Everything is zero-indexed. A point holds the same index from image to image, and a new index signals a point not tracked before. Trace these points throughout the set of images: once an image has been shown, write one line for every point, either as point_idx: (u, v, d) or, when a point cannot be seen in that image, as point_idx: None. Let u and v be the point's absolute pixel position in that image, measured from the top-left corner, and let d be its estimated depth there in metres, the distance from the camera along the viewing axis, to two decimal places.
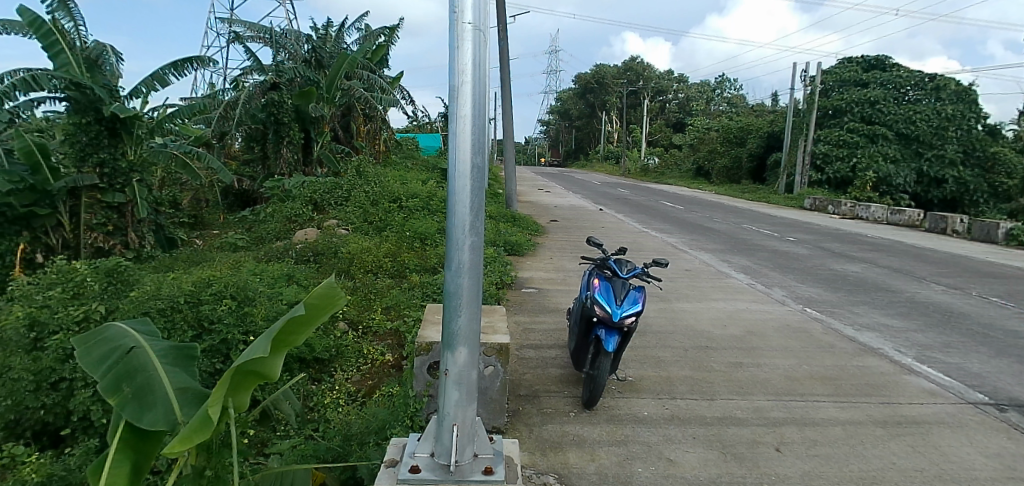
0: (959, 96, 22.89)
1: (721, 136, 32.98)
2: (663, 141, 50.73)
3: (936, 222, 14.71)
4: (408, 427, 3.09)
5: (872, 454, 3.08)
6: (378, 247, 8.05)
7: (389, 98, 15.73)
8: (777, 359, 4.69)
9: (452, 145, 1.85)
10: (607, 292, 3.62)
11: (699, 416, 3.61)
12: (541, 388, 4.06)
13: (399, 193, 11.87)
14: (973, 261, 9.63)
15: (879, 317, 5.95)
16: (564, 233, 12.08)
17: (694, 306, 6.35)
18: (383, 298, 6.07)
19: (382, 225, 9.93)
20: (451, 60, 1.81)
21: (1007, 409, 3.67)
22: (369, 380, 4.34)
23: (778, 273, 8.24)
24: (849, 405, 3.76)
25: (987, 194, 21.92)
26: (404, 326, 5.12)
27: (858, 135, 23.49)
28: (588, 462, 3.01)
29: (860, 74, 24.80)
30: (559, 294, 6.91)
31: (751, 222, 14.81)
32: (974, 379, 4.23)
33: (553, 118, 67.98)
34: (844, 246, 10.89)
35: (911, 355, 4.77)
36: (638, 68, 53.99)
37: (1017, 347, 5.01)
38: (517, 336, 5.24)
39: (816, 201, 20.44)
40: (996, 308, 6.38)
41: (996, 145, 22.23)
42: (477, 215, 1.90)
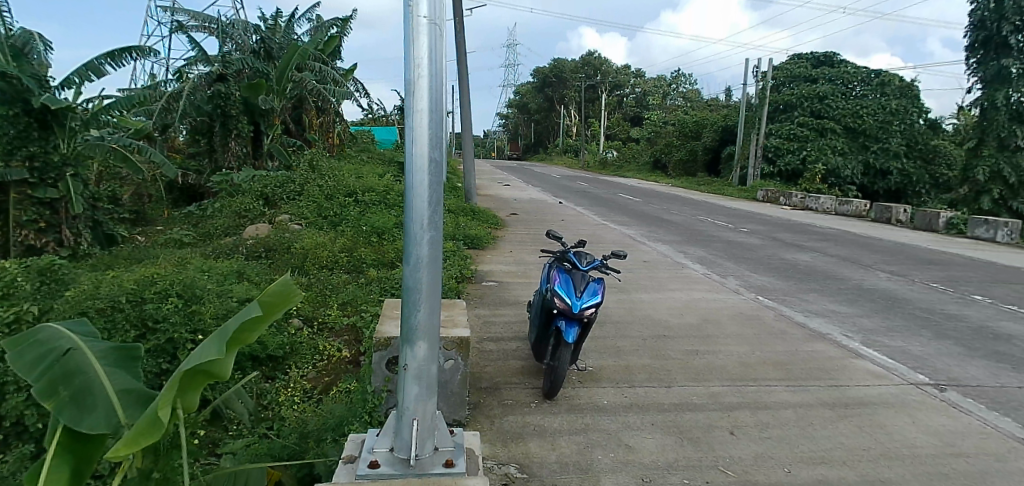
0: (902, 92, 24.16)
1: (677, 130, 33.64)
2: (621, 134, 51.29)
3: (881, 212, 15.46)
4: (367, 423, 3.05)
5: (822, 435, 3.23)
6: (334, 242, 7.85)
7: (343, 90, 15.36)
8: (731, 346, 4.84)
9: (409, 140, 1.82)
10: (567, 284, 3.64)
11: (657, 403, 3.69)
12: (502, 380, 4.07)
13: (354, 188, 11.64)
14: (915, 250, 10.15)
15: (827, 304, 6.22)
16: (524, 226, 12.10)
17: (652, 297, 6.48)
18: (339, 293, 5.94)
19: (337, 219, 9.70)
20: (407, 55, 1.77)
21: (946, 389, 3.90)
22: (325, 377, 4.23)
23: (732, 263, 8.49)
24: (799, 388, 3.93)
25: (928, 185, 23.19)
26: (362, 322, 5.01)
27: (807, 129, 24.48)
28: (550, 451, 3.04)
29: (810, 70, 25.89)
30: (519, 286, 6.93)
31: (706, 214, 15.20)
32: (916, 361, 4.47)
33: (512, 112, 67.97)
34: (795, 237, 11.30)
35: (858, 340, 5.01)
36: (595, 63, 54.62)
37: (956, 330, 5.31)
38: (477, 330, 5.22)
39: (768, 192, 21.15)
40: (938, 294, 6.75)
41: (936, 138, 23.56)
42: (435, 210, 1.88)
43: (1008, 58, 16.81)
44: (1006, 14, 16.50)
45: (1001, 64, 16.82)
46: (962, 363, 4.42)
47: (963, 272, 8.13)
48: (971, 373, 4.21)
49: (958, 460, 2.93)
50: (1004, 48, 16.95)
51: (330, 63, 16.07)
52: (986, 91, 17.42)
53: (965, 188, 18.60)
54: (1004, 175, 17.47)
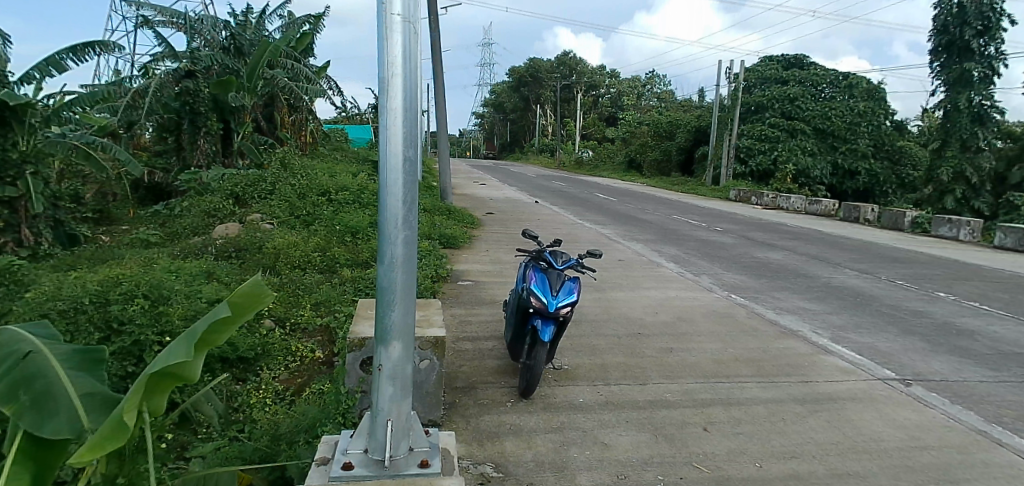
0: (869, 94, 25.03)
1: (651, 130, 34.05)
2: (596, 134, 51.69)
3: (850, 211, 15.90)
4: (341, 424, 3.01)
5: (793, 429, 3.30)
6: (306, 242, 7.72)
7: (316, 88, 15.13)
8: (704, 344, 4.91)
9: (382, 139, 1.79)
10: (542, 282, 3.65)
11: (632, 401, 3.72)
12: (478, 379, 4.05)
13: (327, 186, 11.47)
14: (881, 248, 10.46)
15: (798, 302, 6.36)
16: (499, 226, 12.09)
17: (627, 295, 6.53)
18: (312, 293, 5.85)
19: (310, 219, 9.55)
20: (381, 52, 1.75)
21: (911, 384, 4.03)
22: (297, 378, 4.16)
23: (705, 262, 8.62)
24: (770, 384, 4.01)
25: (896, 186, 24.19)
26: (335, 322, 4.95)
27: (778, 130, 25.03)
28: (525, 449, 3.03)
29: (780, 73, 26.51)
30: (495, 285, 6.91)
31: (680, 213, 15.41)
32: (883, 357, 4.61)
33: (488, 111, 67.92)
34: (766, 236, 11.53)
35: (827, 336, 5.13)
36: (571, 63, 54.92)
37: (920, 326, 5.49)
38: (453, 329, 5.20)
39: (740, 192, 21.53)
40: (904, 291, 6.97)
41: (902, 140, 24.56)
42: (410, 209, 1.86)
43: (970, 61, 17.58)
44: (968, 19, 17.30)
45: (964, 67, 17.55)
46: (927, 358, 4.57)
47: (927, 270, 8.41)
48: (935, 368, 4.36)
49: (924, 452, 3.02)
50: (966, 52, 17.69)
51: (303, 61, 15.81)
52: (949, 94, 18.19)
53: (929, 189, 19.23)
54: (966, 175, 18.12)
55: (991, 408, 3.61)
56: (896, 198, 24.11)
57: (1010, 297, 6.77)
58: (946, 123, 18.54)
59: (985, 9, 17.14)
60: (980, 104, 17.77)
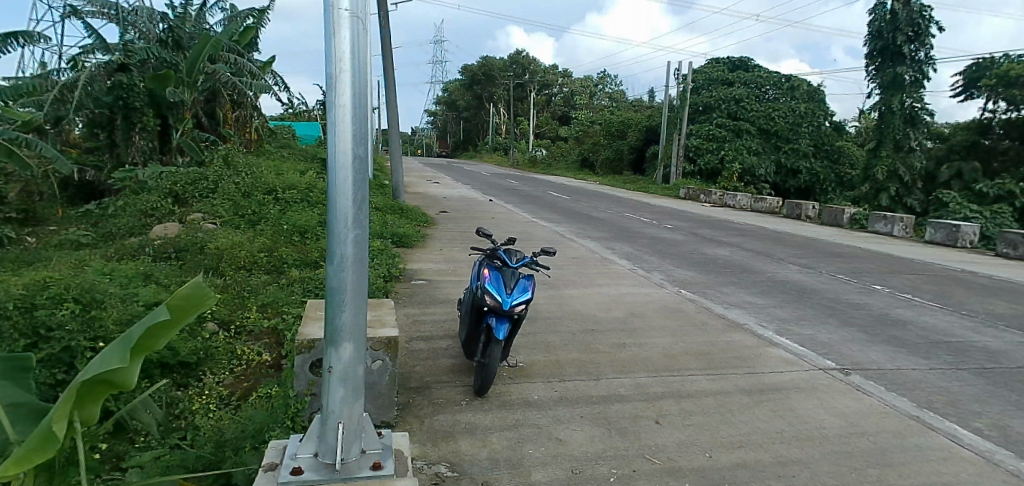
0: (810, 95, 26.28)
1: (603, 130, 34.59)
2: (549, 133, 52.09)
3: (792, 209, 16.64)
4: (289, 429, 2.92)
5: (740, 420, 3.42)
6: (252, 242, 7.44)
7: (260, 84, 14.69)
8: (657, 338, 5.03)
9: (331, 135, 1.73)
10: (497, 281, 3.64)
11: (586, 396, 3.77)
12: (433, 379, 4.00)
13: (274, 185, 11.10)
14: (821, 243, 11.02)
15: (745, 296, 6.61)
16: (454, 224, 12.00)
17: (581, 292, 6.62)
18: (259, 295, 5.62)
19: (256, 218, 9.18)
20: (327, 48, 1.69)
21: (849, 373, 4.25)
22: (244, 382, 3.99)
23: (656, 258, 8.84)
24: (719, 377, 4.14)
25: (835, 184, 25.26)
26: (283, 324, 4.78)
27: (725, 130, 25.95)
28: (480, 448, 3.02)
29: (726, 74, 27.51)
30: (449, 284, 6.85)
31: (632, 211, 15.74)
32: (824, 348, 4.85)
33: (441, 108, 67.32)
34: (714, 233, 11.93)
35: (772, 329, 5.35)
36: (523, 62, 55.06)
37: (858, 318, 5.81)
38: (407, 329, 5.11)
39: (689, 190, 22.19)
40: (842, 285, 7.36)
41: (842, 141, 25.74)
42: (361, 208, 1.81)
43: (901, 65, 18.92)
44: (900, 25, 18.56)
45: (896, 71, 18.89)
46: (863, 348, 4.84)
47: (863, 264, 8.91)
48: (871, 357, 4.62)
49: (862, 438, 3.19)
50: (898, 56, 19.00)
51: (246, 56, 15.23)
52: (883, 97, 19.50)
53: (865, 187, 20.35)
54: (899, 174, 19.27)
55: (923, 394, 3.85)
56: (836, 195, 25.38)
57: (938, 289, 7.26)
58: (881, 123, 19.71)
59: (915, 17, 18.48)
60: (911, 107, 19.22)
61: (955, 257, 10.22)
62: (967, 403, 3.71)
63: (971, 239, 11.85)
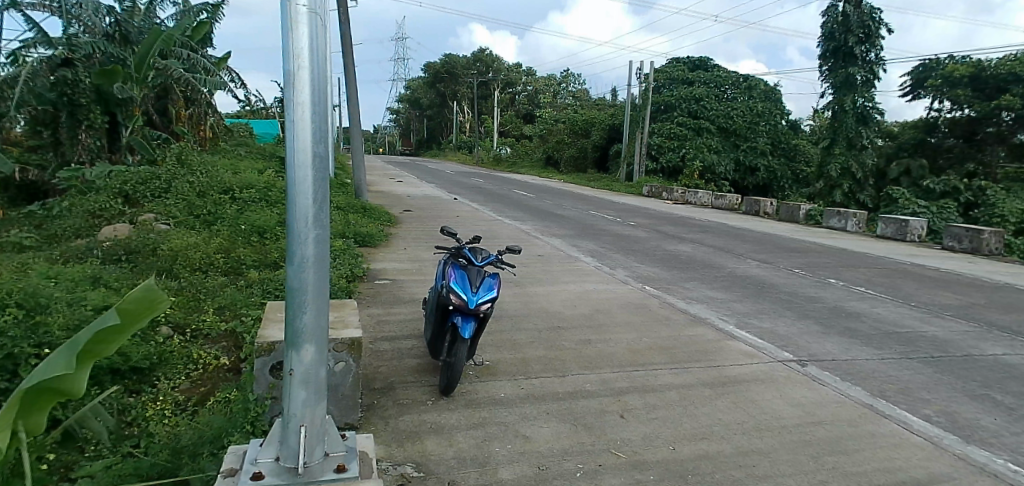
0: (766, 95, 27.21)
1: (567, 128, 34.85)
2: (513, 131, 52.16)
3: (751, 205, 17.14)
4: (249, 433, 2.84)
5: (703, 412, 3.50)
6: (208, 243, 7.18)
7: (215, 80, 14.29)
8: (622, 334, 5.10)
9: (289, 133, 1.68)
10: (462, 279, 3.62)
11: (552, 392, 3.79)
12: (397, 380, 3.95)
13: (231, 184, 10.75)
14: (778, 239, 11.37)
15: (706, 291, 6.77)
16: (418, 223, 11.88)
17: (546, 289, 6.65)
18: (215, 297, 5.43)
19: (212, 218, 8.87)
20: (284, 44, 1.64)
21: (806, 364, 4.40)
22: (200, 387, 3.84)
23: (621, 255, 8.96)
24: (682, 371, 4.23)
25: (791, 181, 26.26)
26: (242, 326, 4.63)
27: (686, 129, 26.54)
28: (447, 447, 2.99)
29: (687, 74, 28.14)
30: (414, 284, 6.78)
31: (596, 209, 15.90)
32: (781, 340, 5.01)
33: (404, 106, 66.54)
34: (676, 229, 12.18)
35: (732, 323, 5.50)
36: (487, 60, 54.91)
37: (814, 310, 6.03)
38: (370, 330, 5.03)
39: (652, 188, 22.59)
40: (799, 279, 7.62)
41: (797, 138, 26.84)
42: (322, 208, 1.76)
43: (854, 65, 19.88)
44: (851, 27, 19.55)
45: (849, 71, 19.81)
46: (818, 340, 5.02)
47: (819, 259, 9.26)
48: (826, 348, 4.80)
49: (818, 427, 3.31)
50: (851, 57, 19.89)
51: (201, 52, 14.73)
52: (838, 96, 20.38)
53: (819, 184, 21.13)
54: (852, 171, 20.14)
55: (876, 383, 4.03)
56: (792, 192, 26.28)
57: (888, 282, 7.60)
58: (834, 122, 20.53)
59: (866, 19, 19.48)
60: (864, 106, 19.98)
61: (904, 251, 10.71)
62: (916, 390, 3.90)
63: (919, 233, 12.44)
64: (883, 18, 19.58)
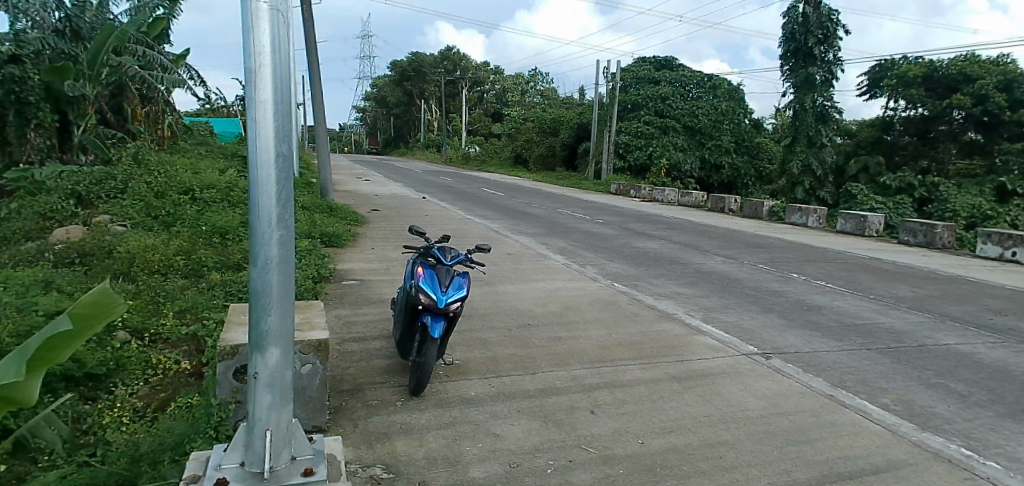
0: (730, 94, 27.92)
1: (536, 127, 34.95)
2: (482, 130, 52.07)
3: (716, 202, 17.54)
4: (213, 439, 2.75)
5: (670, 406, 3.56)
6: (167, 245, 6.94)
7: (172, 78, 13.99)
8: (591, 331, 5.15)
9: (250, 132, 1.63)
10: (431, 279, 3.59)
11: (523, 390, 3.80)
12: (366, 381, 3.89)
13: (190, 184, 10.42)
14: (743, 235, 11.66)
15: (674, 287, 6.89)
16: (386, 222, 11.73)
17: (516, 288, 6.66)
18: (175, 300, 5.25)
19: (171, 219, 8.57)
20: (244, 40, 1.59)
21: (770, 357, 4.52)
22: (160, 393, 3.70)
23: (590, 252, 9.04)
24: (651, 365, 4.29)
25: (754, 178, 26.99)
26: (204, 330, 4.49)
27: (652, 127, 26.97)
28: (417, 447, 2.97)
29: (652, 73, 28.59)
30: (383, 284, 6.70)
31: (565, 207, 16.01)
32: (746, 334, 5.14)
33: (370, 104, 65.63)
34: (644, 226, 12.37)
35: (699, 318, 5.62)
36: (455, 58, 54.66)
37: (777, 304, 6.20)
38: (338, 331, 4.94)
39: (620, 186, 22.87)
40: (763, 274, 7.83)
41: (760, 137, 27.62)
42: (285, 208, 1.71)
43: (813, 65, 20.51)
44: (811, 28, 20.15)
45: (809, 71, 20.46)
46: (781, 333, 5.17)
47: (781, 254, 9.54)
48: (789, 341, 4.95)
49: (781, 418, 3.41)
50: (811, 56, 20.49)
51: (157, 49, 14.33)
52: (798, 95, 21.06)
53: (781, 181, 21.75)
54: (812, 168, 20.80)
55: (836, 374, 4.17)
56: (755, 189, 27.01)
57: (848, 276, 7.88)
58: (795, 120, 21.26)
59: (825, 20, 20.08)
60: (822, 104, 20.78)
61: (862, 246, 11.13)
62: (875, 380, 4.06)
63: (877, 229, 12.93)
64: (840, 19, 20.19)
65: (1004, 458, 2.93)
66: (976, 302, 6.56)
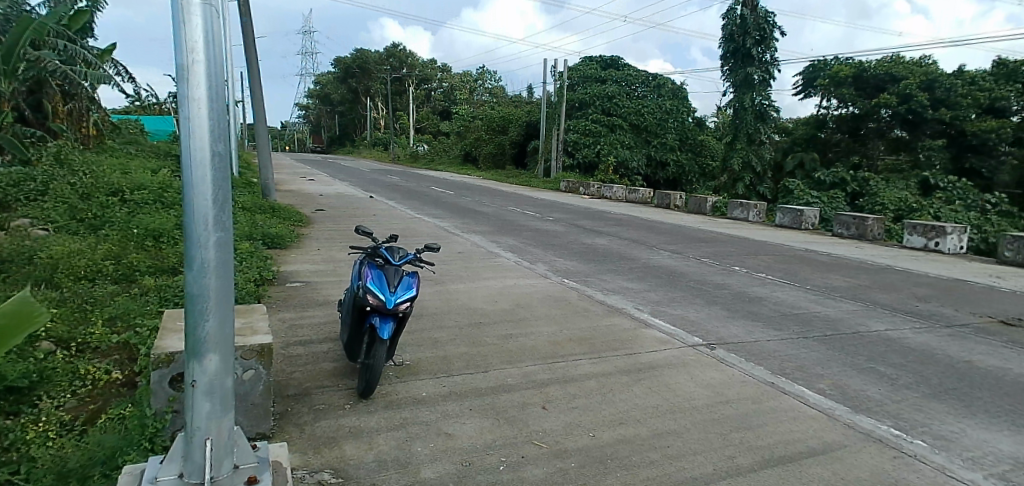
0: (673, 93, 28.89)
1: (485, 125, 34.93)
2: (430, 128, 51.57)
3: (662, 198, 18.07)
4: (148, 451, 2.60)
5: (620, 398, 3.64)
6: (93, 250, 6.49)
7: (98, 74, 13.13)
8: (543, 327, 5.20)
9: (182, 131, 1.54)
10: (379, 279, 3.52)
11: (475, 388, 3.78)
12: (313, 385, 3.77)
13: (119, 186, 9.81)
14: (688, 230, 12.07)
15: (622, 282, 7.04)
16: (332, 222, 11.42)
17: (467, 286, 6.62)
18: (104, 307, 4.91)
19: (98, 222, 8.02)
20: (174, 32, 1.50)
21: (715, 348, 4.69)
22: (91, 404, 3.45)
23: (540, 250, 9.11)
24: (601, 360, 4.37)
25: (698, 174, 28.04)
26: (137, 338, 4.23)
27: (600, 125, 27.47)
28: (366, 451, 2.90)
29: (599, 72, 29.11)
30: (329, 285, 6.51)
31: (515, 204, 16.09)
32: (692, 326, 5.32)
33: (314, 100, 63.68)
34: (593, 223, 12.59)
35: (647, 312, 5.77)
36: (401, 55, 53.75)
37: (720, 297, 6.45)
38: (282, 335, 4.76)
39: (569, 183, 23.16)
40: (707, 267, 8.13)
41: (702, 135, 28.77)
42: (223, 209, 1.63)
43: (751, 66, 21.39)
44: (749, 29, 21.03)
45: (747, 71, 21.32)
46: (724, 324, 5.38)
47: (724, 248, 9.93)
48: (732, 332, 5.15)
49: (726, 406, 3.55)
50: (749, 58, 21.44)
51: (79, 43, 13.47)
52: (737, 94, 21.91)
53: (723, 178, 22.66)
54: (752, 165, 21.79)
55: (776, 362, 4.37)
56: (699, 185, 28.07)
57: (785, 267, 8.29)
58: (736, 119, 22.18)
59: (761, 22, 20.97)
60: (760, 104, 21.72)
61: (798, 239, 11.75)
62: (811, 367, 4.29)
63: (812, 222, 13.67)
64: (775, 22, 21.17)
65: (928, 436, 3.16)
66: (902, 290, 7.05)
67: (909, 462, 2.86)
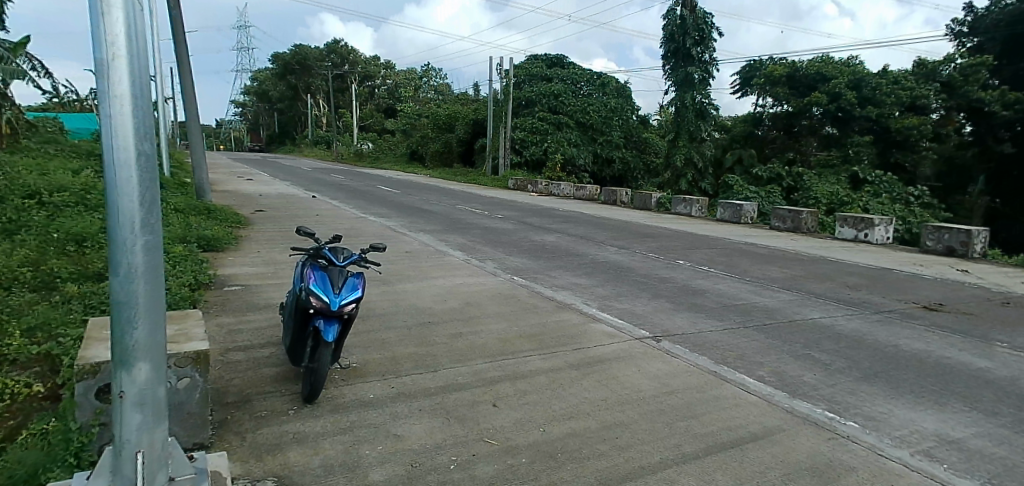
0: (617, 92, 29.51)
1: (432, 123, 34.52)
2: (375, 126, 50.41)
3: (609, 195, 18.46)
4: (73, 468, 2.41)
5: (570, 393, 3.69)
6: (7, 257, 5.97)
7: (12, 68, 12.09)
8: (493, 325, 5.19)
9: (102, 131, 1.44)
10: (323, 281, 3.41)
11: (424, 388, 3.73)
12: (254, 391, 3.61)
13: (36, 188, 9.07)
14: (634, 226, 12.36)
15: (571, 278, 7.14)
16: (272, 223, 10.98)
17: (416, 286, 6.52)
18: (21, 317, 4.53)
19: (11, 226, 7.38)
20: (92, 26, 1.39)
21: (660, 340, 4.83)
22: (7, 420, 3.17)
23: (489, 248, 9.09)
24: (550, 355, 4.41)
25: (643, 171, 28.80)
26: (59, 348, 3.92)
27: (547, 123, 27.73)
28: (312, 456, 2.81)
29: (545, 71, 29.36)
30: (270, 288, 6.25)
31: (464, 202, 15.98)
32: (639, 319, 5.46)
33: (251, 97, 60.98)
34: (541, 220, 12.69)
35: (596, 306, 5.87)
36: (342, 52, 52.16)
37: (665, 290, 6.65)
38: (220, 341, 4.52)
39: (517, 181, 23.25)
40: (653, 261, 8.35)
41: (646, 132, 29.55)
42: (150, 210, 1.53)
43: (691, 65, 22.11)
44: (688, 30, 21.73)
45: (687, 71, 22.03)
46: (669, 317, 5.55)
47: (668, 242, 10.23)
48: (677, 324, 5.32)
49: (672, 396, 3.66)
50: (689, 57, 22.14)
51: None
52: (679, 93, 22.63)
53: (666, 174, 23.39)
54: (693, 162, 22.57)
55: (718, 352, 4.55)
56: (644, 182, 28.84)
57: (726, 260, 8.63)
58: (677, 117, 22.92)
59: (700, 23, 21.69)
60: (701, 102, 22.52)
61: (739, 232, 12.26)
62: (751, 355, 4.49)
63: (750, 216, 14.31)
64: (713, 23, 21.95)
65: (860, 417, 3.38)
66: (834, 280, 7.49)
67: (842, 442, 3.05)
